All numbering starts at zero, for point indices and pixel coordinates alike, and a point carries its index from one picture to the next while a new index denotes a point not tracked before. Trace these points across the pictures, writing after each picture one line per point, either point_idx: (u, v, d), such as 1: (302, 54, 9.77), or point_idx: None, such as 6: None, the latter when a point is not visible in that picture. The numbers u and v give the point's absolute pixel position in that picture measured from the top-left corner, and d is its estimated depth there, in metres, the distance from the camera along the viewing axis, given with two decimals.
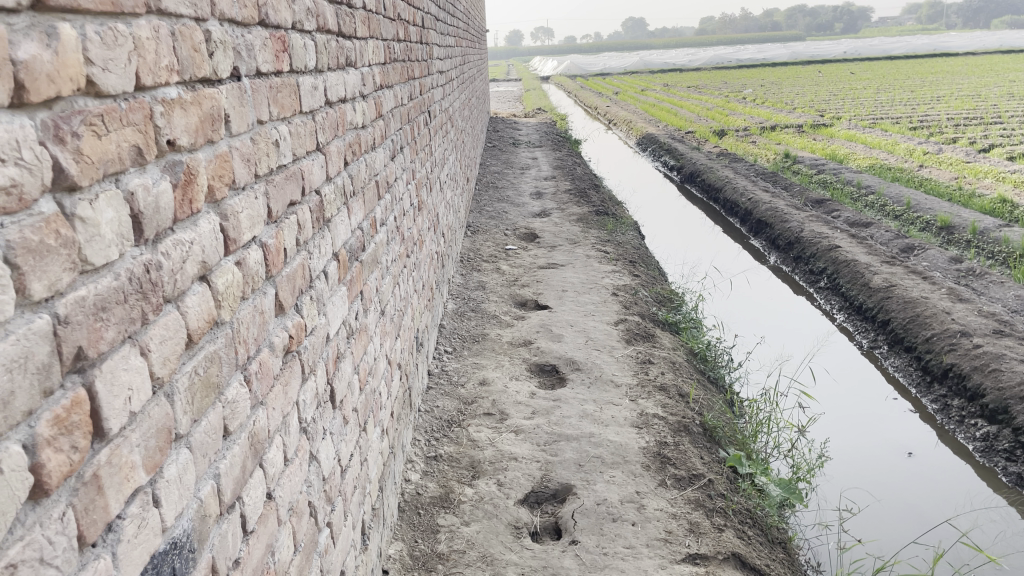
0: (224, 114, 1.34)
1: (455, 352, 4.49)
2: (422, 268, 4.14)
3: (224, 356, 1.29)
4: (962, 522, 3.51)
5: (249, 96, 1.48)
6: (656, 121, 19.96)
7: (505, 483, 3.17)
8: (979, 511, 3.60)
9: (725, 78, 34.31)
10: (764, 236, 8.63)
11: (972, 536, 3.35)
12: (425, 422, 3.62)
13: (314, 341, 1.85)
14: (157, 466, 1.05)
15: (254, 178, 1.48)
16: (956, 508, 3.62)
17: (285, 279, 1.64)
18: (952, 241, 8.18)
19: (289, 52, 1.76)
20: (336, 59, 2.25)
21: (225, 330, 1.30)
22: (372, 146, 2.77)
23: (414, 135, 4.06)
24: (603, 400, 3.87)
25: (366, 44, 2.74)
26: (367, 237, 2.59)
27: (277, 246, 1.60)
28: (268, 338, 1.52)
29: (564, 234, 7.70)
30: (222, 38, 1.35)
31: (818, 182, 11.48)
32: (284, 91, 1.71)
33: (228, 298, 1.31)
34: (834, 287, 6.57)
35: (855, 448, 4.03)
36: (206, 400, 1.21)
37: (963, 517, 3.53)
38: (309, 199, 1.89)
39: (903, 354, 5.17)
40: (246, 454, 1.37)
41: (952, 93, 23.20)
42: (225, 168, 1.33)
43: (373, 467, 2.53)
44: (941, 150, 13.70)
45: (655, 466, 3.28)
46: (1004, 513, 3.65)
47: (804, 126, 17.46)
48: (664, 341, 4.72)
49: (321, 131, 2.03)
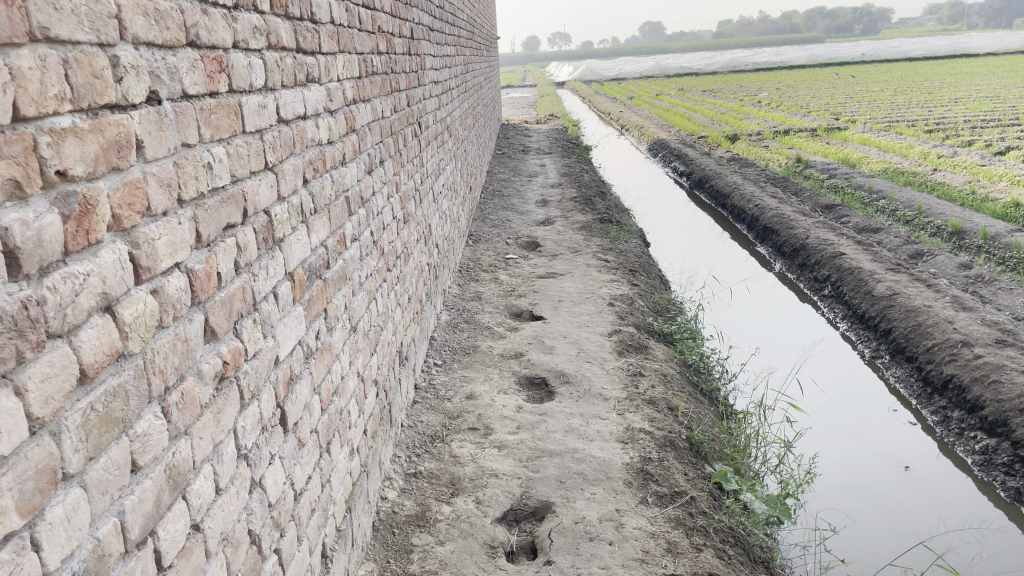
0: (136, 140, 1.31)
1: (444, 364, 4.45)
2: (409, 281, 4.11)
3: (132, 389, 1.25)
4: (937, 544, 3.35)
5: (171, 120, 1.45)
6: (669, 126, 19.87)
7: (483, 500, 3.12)
8: (955, 532, 3.43)
9: (741, 82, 34.15)
10: (771, 243, 8.53)
11: (949, 559, 3.23)
12: (407, 438, 3.58)
13: (257, 365, 1.81)
14: (37, 508, 1.01)
15: (176, 203, 1.45)
16: (930, 531, 3.45)
17: (217, 304, 1.60)
18: (963, 247, 8.05)
19: (227, 71, 1.73)
20: (292, 76, 2.22)
21: (133, 361, 1.27)
22: (341, 161, 2.75)
23: (399, 147, 4.03)
24: (589, 414, 3.82)
25: (334, 59, 2.71)
26: (333, 254, 2.56)
27: (208, 272, 1.56)
28: (195, 366, 1.49)
29: (566, 242, 7.64)
30: (135, 62, 1.32)
31: (829, 186, 11.35)
32: (220, 112, 1.68)
33: (138, 329, 1.28)
34: (838, 295, 6.47)
35: (849, 463, 3.94)
36: (105, 436, 1.17)
37: (938, 539, 3.37)
38: (254, 220, 1.86)
39: (904, 364, 5.08)
40: (163, 489, 1.34)
41: (971, 95, 22.92)
42: (137, 195, 1.30)
43: (339, 488, 2.49)
44: (956, 153, 13.52)
45: (637, 482, 3.22)
46: (980, 534, 3.46)
47: (818, 130, 17.30)
48: (657, 353, 4.66)
49: (271, 150, 2.00)
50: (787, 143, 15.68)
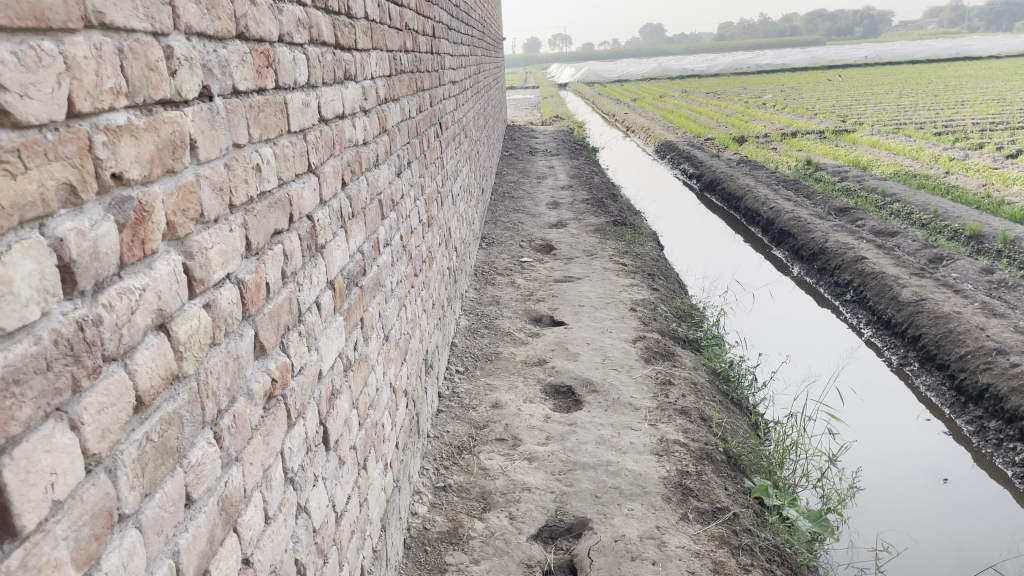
0: (190, 139, 1.19)
1: (467, 371, 4.33)
2: (433, 286, 3.98)
3: (186, 414, 1.14)
4: (1009, 568, 3.18)
5: (223, 118, 1.33)
6: (674, 128, 19.75)
7: (517, 516, 3.00)
8: None
9: (746, 84, 34.02)
10: (787, 246, 8.43)
11: None
12: (434, 448, 3.46)
13: (303, 381, 1.69)
14: (92, 558, 0.89)
15: (228, 209, 1.33)
16: (1001, 555, 3.29)
17: (266, 317, 1.48)
18: (983, 251, 7.93)
19: (275, 65, 1.62)
20: (332, 72, 2.11)
21: (187, 384, 1.15)
22: (375, 163, 2.63)
23: (424, 149, 3.91)
24: (621, 424, 3.69)
25: (368, 56, 2.59)
26: (368, 260, 2.44)
27: (257, 282, 1.44)
28: (245, 385, 1.37)
29: (581, 245, 7.52)
30: (188, 54, 1.20)
31: (842, 189, 11.24)
32: (268, 110, 1.56)
33: (192, 347, 1.16)
34: (861, 300, 6.36)
35: (890, 476, 3.82)
36: (160, 470, 1.06)
37: (1009, 563, 3.20)
38: (299, 226, 1.74)
39: (935, 372, 4.96)
40: (217, 523, 1.22)
41: (979, 98, 22.75)
42: (191, 200, 1.18)
43: (375, 506, 2.38)
44: (967, 156, 13.42)
45: (677, 498, 3.10)
46: None
47: (827, 132, 17.18)
48: (684, 360, 4.54)
49: (314, 151, 1.89)
50: (795, 146, 15.56)
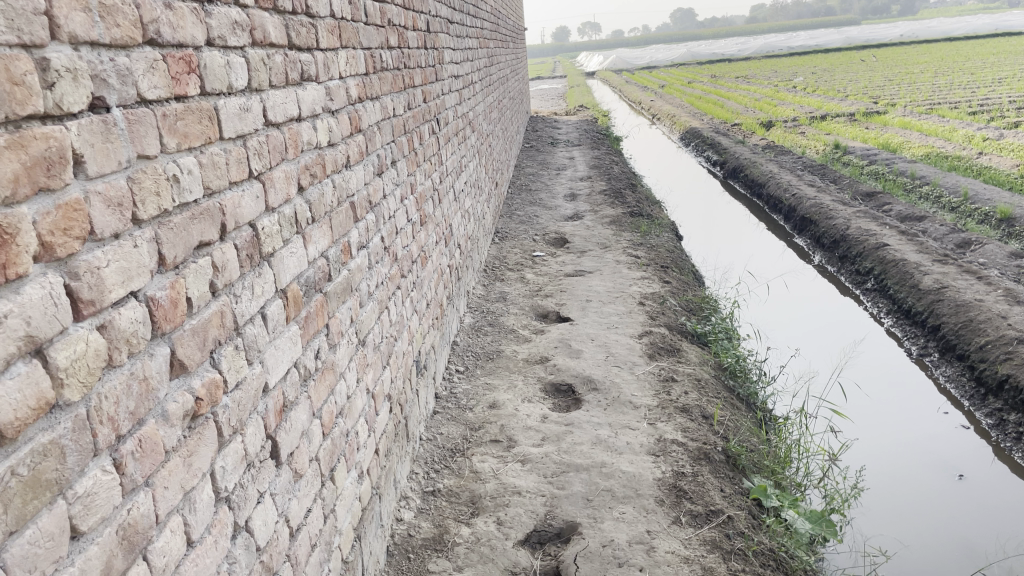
0: (74, 155, 1.14)
1: (467, 371, 4.27)
2: (428, 286, 3.92)
3: (70, 443, 1.08)
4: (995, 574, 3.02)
5: (123, 129, 1.27)
6: (700, 114, 19.45)
7: (505, 521, 2.93)
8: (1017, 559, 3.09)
9: (775, 68, 33.47)
10: (809, 234, 8.24)
11: None
12: (426, 451, 3.40)
13: (240, 397, 1.64)
14: None
15: (131, 224, 1.27)
16: (987, 558, 3.13)
17: (187, 333, 1.43)
18: (1013, 234, 7.68)
19: (199, 71, 1.56)
20: (283, 74, 2.05)
21: (71, 412, 1.09)
22: (345, 165, 2.57)
23: (415, 147, 3.85)
24: (618, 424, 3.61)
25: (335, 55, 2.53)
26: (335, 265, 2.38)
27: (173, 299, 1.39)
28: (157, 407, 1.32)
29: (595, 237, 7.40)
30: (72, 65, 1.14)
31: (870, 173, 10.97)
32: (189, 118, 1.50)
33: (77, 373, 1.11)
34: (882, 289, 6.18)
35: (899, 473, 3.70)
36: (32, 504, 1.00)
37: (996, 568, 3.04)
38: (236, 237, 1.69)
39: (955, 362, 4.80)
40: (115, 553, 1.17)
41: (1016, 75, 22.10)
42: (75, 218, 1.13)
43: (346, 517, 2.33)
44: (1001, 135, 13.01)
45: (670, 500, 3.01)
46: None
47: (856, 114, 16.79)
48: (690, 356, 4.43)
49: (257, 157, 1.83)
50: (824, 129, 15.23)
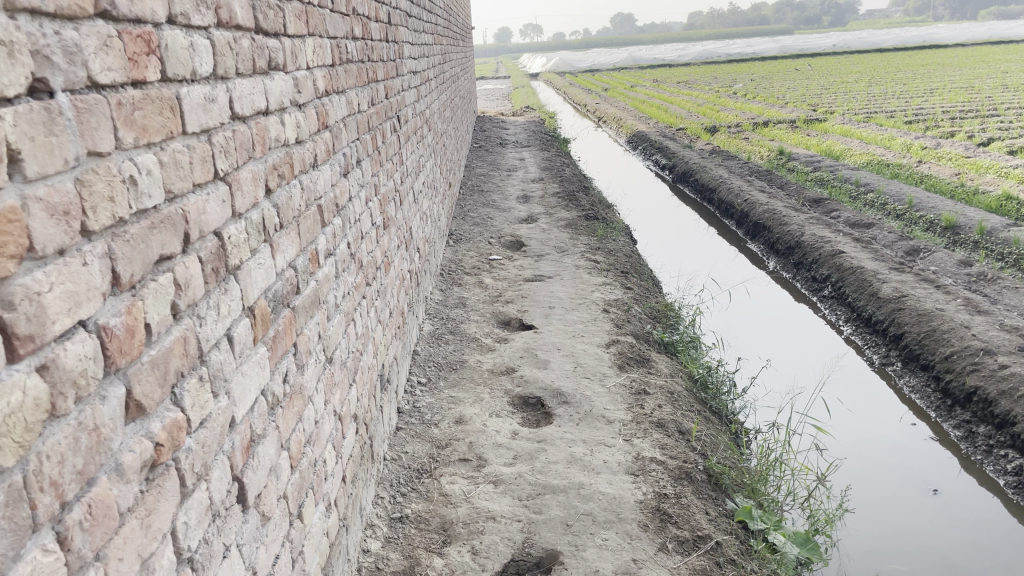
0: (10, 151, 0.90)
1: (430, 383, 4.04)
2: (391, 294, 3.68)
3: (3, 522, 0.84)
4: None
5: (71, 119, 1.03)
6: (646, 118, 19.52)
7: (480, 550, 2.72)
8: None
9: (715, 73, 33.99)
10: (762, 240, 8.23)
11: None
12: (390, 473, 3.17)
13: (205, 437, 1.39)
14: None
15: (78, 236, 1.03)
16: None
17: (146, 366, 1.19)
18: (959, 242, 7.77)
19: (159, 53, 1.31)
20: (250, 61, 1.80)
21: (4, 479, 0.85)
22: (312, 165, 2.33)
23: (378, 146, 3.61)
24: (592, 441, 3.43)
25: (303, 42, 2.29)
26: (303, 275, 2.14)
27: (130, 326, 1.15)
28: (110, 461, 1.07)
29: (551, 241, 7.23)
30: (7, 36, 0.89)
31: (816, 179, 11.07)
32: (149, 107, 1.26)
33: (11, 430, 0.86)
34: (840, 296, 6.17)
35: (879, 492, 3.61)
36: None
37: None
38: (200, 247, 1.44)
39: (919, 372, 4.77)
40: None
41: (947, 86, 22.78)
42: (10, 230, 0.89)
43: (314, 556, 2.09)
44: (939, 144, 13.26)
45: (654, 525, 2.86)
46: None
47: (798, 121, 17.02)
48: (660, 367, 4.30)
49: (222, 155, 1.58)
50: (768, 135, 15.40)
